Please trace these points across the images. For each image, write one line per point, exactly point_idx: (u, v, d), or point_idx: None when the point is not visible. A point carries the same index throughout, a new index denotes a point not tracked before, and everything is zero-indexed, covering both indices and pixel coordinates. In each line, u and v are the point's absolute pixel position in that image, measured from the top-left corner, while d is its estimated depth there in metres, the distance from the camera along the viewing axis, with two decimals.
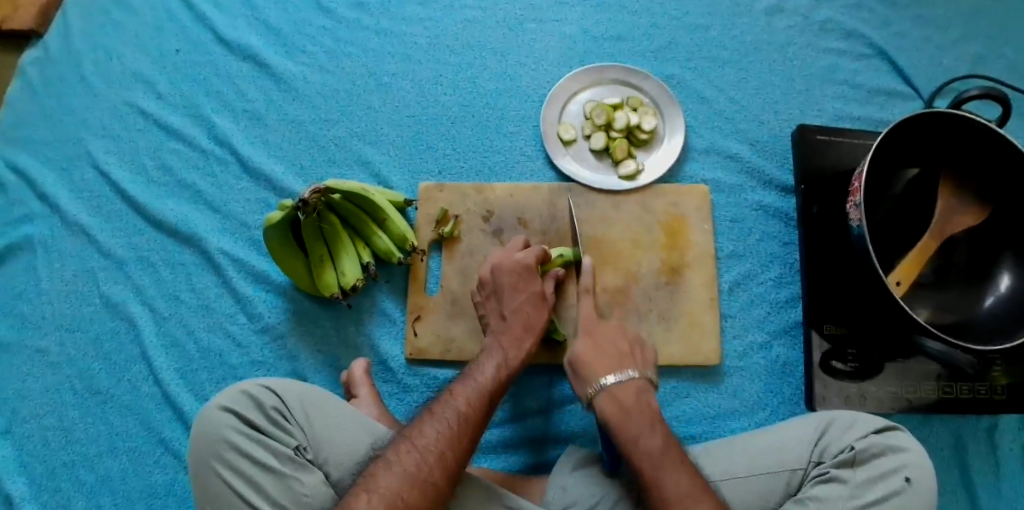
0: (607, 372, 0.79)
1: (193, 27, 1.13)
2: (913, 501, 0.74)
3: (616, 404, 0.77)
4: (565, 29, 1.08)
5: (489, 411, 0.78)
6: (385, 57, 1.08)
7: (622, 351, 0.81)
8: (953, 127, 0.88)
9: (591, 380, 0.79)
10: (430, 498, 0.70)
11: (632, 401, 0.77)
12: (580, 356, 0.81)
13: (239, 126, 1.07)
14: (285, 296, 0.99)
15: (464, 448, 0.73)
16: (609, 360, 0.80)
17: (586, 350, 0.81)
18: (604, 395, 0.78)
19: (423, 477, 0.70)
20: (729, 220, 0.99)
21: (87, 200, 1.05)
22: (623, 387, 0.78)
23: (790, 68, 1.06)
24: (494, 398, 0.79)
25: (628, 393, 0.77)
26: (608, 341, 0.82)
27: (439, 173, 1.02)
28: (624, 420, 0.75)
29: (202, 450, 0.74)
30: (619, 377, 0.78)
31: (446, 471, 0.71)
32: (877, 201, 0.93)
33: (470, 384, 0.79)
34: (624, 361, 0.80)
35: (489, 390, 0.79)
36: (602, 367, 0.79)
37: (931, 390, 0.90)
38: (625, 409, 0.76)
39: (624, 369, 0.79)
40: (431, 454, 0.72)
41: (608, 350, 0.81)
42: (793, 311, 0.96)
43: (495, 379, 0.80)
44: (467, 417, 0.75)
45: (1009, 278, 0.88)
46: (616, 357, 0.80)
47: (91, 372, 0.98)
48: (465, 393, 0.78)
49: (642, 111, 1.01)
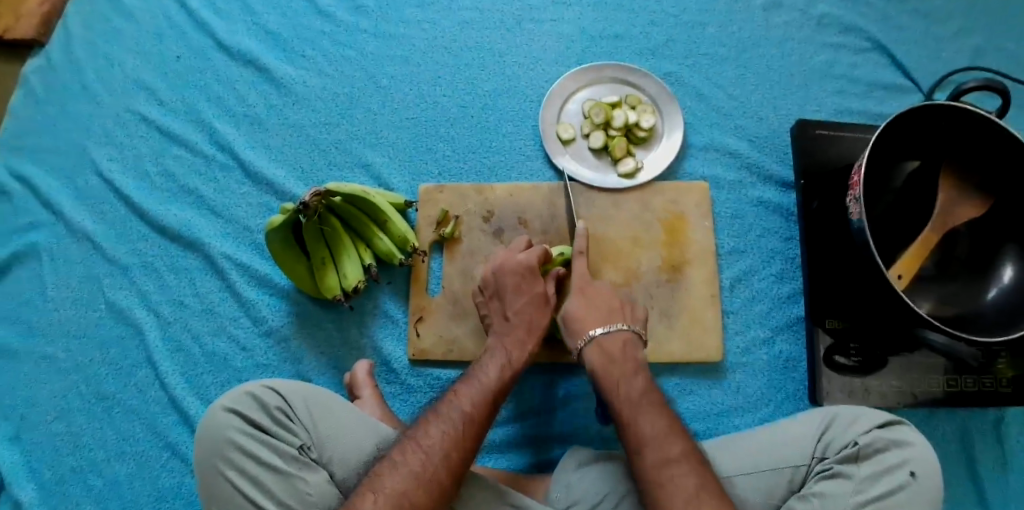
0: (596, 323, 0.82)
1: (193, 33, 1.14)
2: (918, 495, 0.74)
3: (602, 355, 0.79)
4: (563, 29, 1.08)
5: (493, 411, 0.77)
6: (384, 60, 1.09)
7: (613, 306, 0.84)
8: (952, 119, 0.87)
9: (580, 332, 0.81)
10: (435, 498, 0.70)
11: (619, 352, 0.79)
12: (572, 311, 0.83)
13: (240, 131, 1.08)
14: (287, 299, 0.99)
15: (469, 448, 0.73)
16: (599, 313, 0.83)
17: (579, 305, 0.84)
18: (592, 346, 0.80)
19: (428, 477, 0.70)
20: (730, 216, 0.99)
21: (91, 206, 1.06)
22: (611, 339, 0.80)
23: (788, 63, 1.06)
24: (498, 398, 0.78)
25: (615, 344, 0.80)
26: (601, 298, 0.84)
27: (440, 174, 1.02)
28: (609, 368, 0.78)
29: (208, 452, 0.75)
30: (607, 329, 0.81)
31: (451, 472, 0.71)
32: (877, 195, 0.93)
33: (474, 385, 0.79)
34: (614, 316, 0.82)
35: (493, 391, 0.78)
36: (591, 319, 0.82)
37: (935, 383, 0.91)
38: (611, 358, 0.79)
39: (613, 322, 0.82)
40: (436, 455, 0.71)
41: (599, 305, 0.84)
42: (794, 306, 0.96)
43: (499, 379, 0.79)
44: (472, 417, 0.75)
45: (1012, 270, 0.88)
46: (606, 311, 0.83)
47: (98, 377, 0.99)
48: (469, 393, 0.77)
49: (640, 109, 1.01)
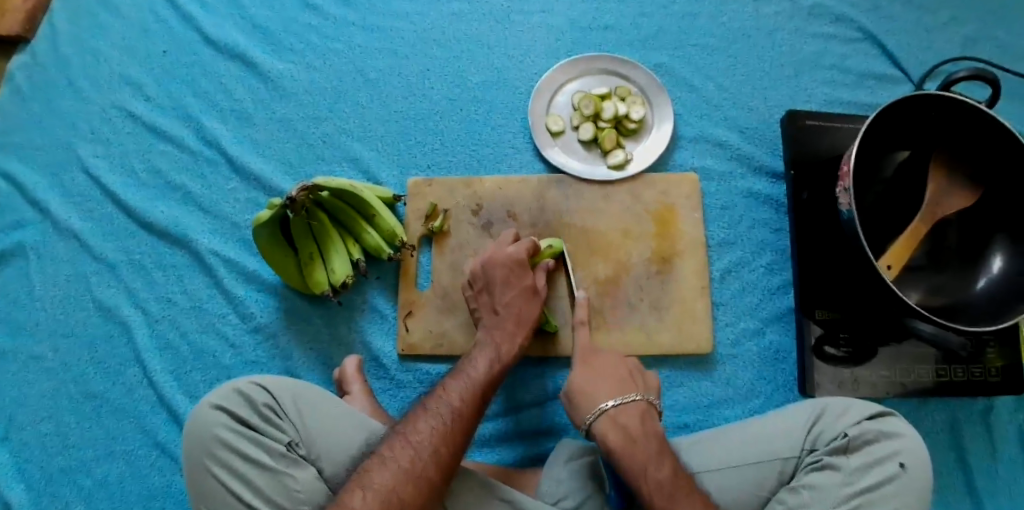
0: (607, 396, 0.78)
1: (179, 26, 1.11)
2: (908, 486, 0.74)
3: (619, 432, 0.75)
4: (552, 20, 1.07)
5: (482, 406, 0.78)
6: (371, 53, 1.07)
7: (621, 376, 0.81)
8: (942, 109, 0.87)
9: (591, 407, 0.78)
10: (424, 494, 0.69)
11: (635, 427, 0.75)
12: (580, 385, 0.80)
13: (227, 127, 1.06)
14: (276, 295, 0.99)
15: (458, 443, 0.73)
16: (608, 385, 0.79)
17: (585, 378, 0.81)
18: (605, 420, 0.76)
19: (417, 473, 0.70)
20: (720, 208, 0.99)
21: (77, 204, 1.05)
22: (625, 412, 0.77)
23: (779, 54, 1.06)
24: (487, 393, 0.79)
25: (631, 418, 0.76)
26: (608, 368, 0.82)
27: (429, 167, 1.02)
28: (630, 448, 0.74)
29: (195, 449, 0.75)
30: (619, 401, 0.77)
31: (441, 467, 0.71)
32: (866, 186, 0.93)
33: (463, 380, 0.79)
34: (624, 386, 0.79)
35: (482, 386, 0.79)
36: (601, 393, 0.79)
37: (925, 373, 0.91)
38: (631, 436, 0.75)
39: (625, 394, 0.79)
40: (425, 450, 0.71)
41: (607, 376, 0.81)
42: (784, 298, 0.96)
43: (487, 373, 0.80)
44: (460, 411, 0.75)
45: (1001, 260, 0.88)
46: (616, 383, 0.80)
47: (86, 376, 0.98)
48: (457, 388, 0.78)
49: (630, 100, 1.00)
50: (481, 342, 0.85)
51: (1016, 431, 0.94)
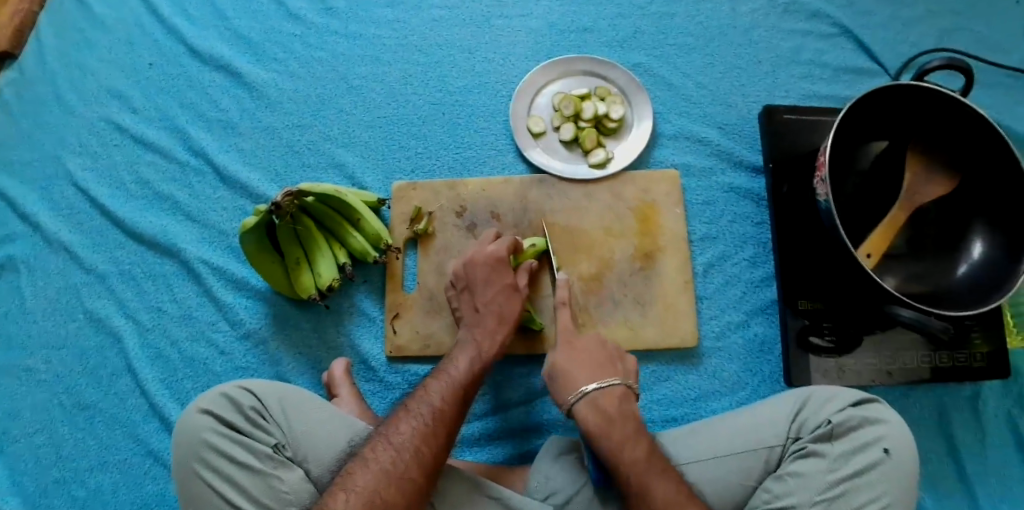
0: (588, 379, 0.79)
1: (164, 40, 1.13)
2: (893, 471, 0.73)
3: (598, 412, 0.76)
4: (531, 24, 1.09)
5: (464, 405, 0.79)
6: (354, 60, 1.09)
7: (602, 360, 0.82)
8: (917, 99, 0.88)
9: (571, 388, 0.79)
10: (408, 494, 0.70)
11: (614, 409, 0.77)
12: (561, 367, 0.81)
13: (214, 137, 1.07)
14: (264, 301, 0.99)
15: (440, 443, 0.74)
16: (589, 368, 0.80)
17: (566, 359, 0.82)
18: (585, 402, 0.77)
19: (400, 474, 0.70)
20: (702, 203, 1.00)
21: (67, 217, 1.06)
22: (606, 394, 0.78)
23: (756, 51, 1.07)
24: (469, 393, 0.80)
25: (610, 401, 0.77)
26: (589, 351, 0.83)
27: (413, 171, 1.03)
28: (608, 428, 0.75)
29: (183, 453, 0.75)
30: (600, 385, 0.78)
31: (424, 467, 0.72)
32: (843, 176, 0.94)
33: (444, 380, 0.80)
34: (605, 370, 0.80)
35: (463, 386, 0.79)
36: (582, 375, 0.80)
37: (910, 360, 0.91)
38: (609, 416, 0.76)
39: (605, 377, 0.80)
40: (407, 451, 0.72)
41: (588, 359, 0.82)
42: (768, 290, 0.97)
43: (469, 372, 0.81)
44: (441, 411, 0.76)
45: (981, 245, 0.89)
46: (596, 366, 0.81)
47: (78, 387, 0.98)
48: (439, 388, 0.79)
49: (610, 100, 1.02)
50: (464, 340, 0.86)
51: (1005, 416, 0.94)
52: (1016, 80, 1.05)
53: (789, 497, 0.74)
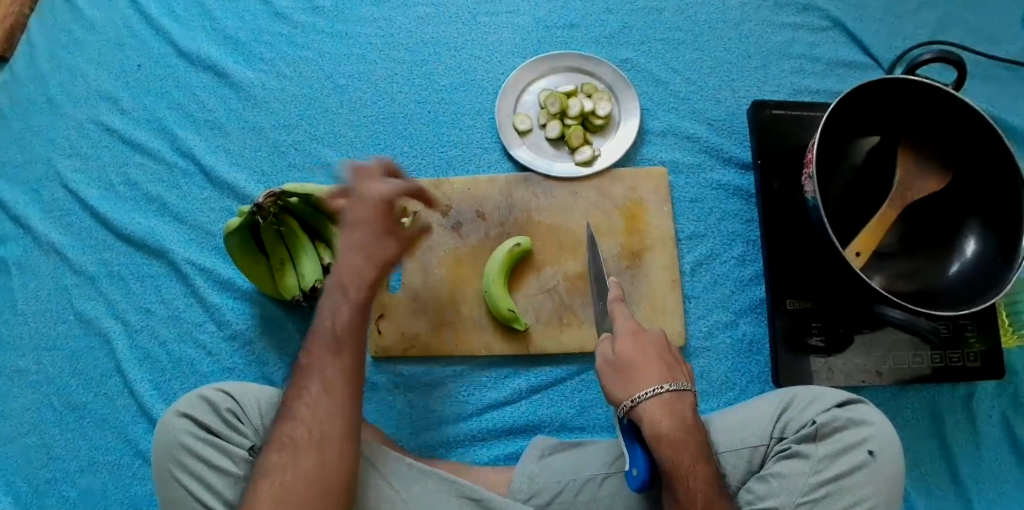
0: (658, 379, 0.70)
1: (153, 40, 1.12)
2: (877, 474, 0.72)
3: (672, 418, 0.68)
4: (518, 20, 1.08)
5: (342, 357, 0.72)
6: (340, 59, 1.08)
7: (670, 358, 0.72)
8: (908, 93, 0.86)
9: (638, 386, 0.69)
10: (293, 453, 0.68)
11: (687, 416, 0.69)
12: (622, 358, 0.71)
13: (200, 137, 1.07)
14: (251, 302, 0.99)
15: (320, 400, 0.70)
16: (660, 368, 0.71)
17: (633, 355, 0.71)
18: (656, 403, 0.69)
19: (285, 435, 0.69)
20: (690, 200, 0.99)
21: (57, 219, 1.05)
22: (679, 400, 0.70)
23: (746, 45, 1.06)
24: (343, 343, 0.73)
25: (684, 408, 0.70)
26: (657, 347, 0.72)
27: (398, 171, 1.03)
28: (683, 440, 0.68)
29: (160, 455, 0.75)
30: (672, 387, 0.69)
31: (306, 424, 0.69)
32: (831, 173, 0.91)
33: (321, 332, 0.74)
34: (674, 372, 0.71)
35: (339, 337, 0.73)
36: (649, 372, 0.70)
37: (901, 359, 0.90)
38: (685, 425, 0.69)
39: (676, 379, 0.71)
40: (285, 414, 0.70)
41: (655, 356, 0.72)
42: (757, 289, 0.96)
43: (342, 326, 0.73)
44: (319, 368, 0.72)
45: (975, 243, 0.86)
46: (664, 366, 0.71)
47: (68, 388, 0.98)
48: (315, 341, 0.73)
49: (596, 97, 1.01)
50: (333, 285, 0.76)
51: (1001, 416, 0.92)
52: (1012, 73, 1.03)
53: (770, 499, 0.72)
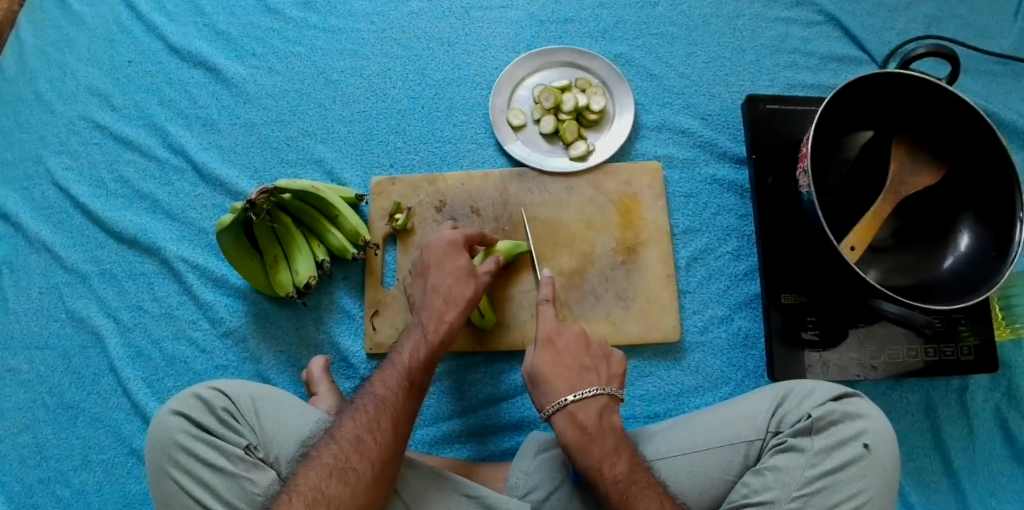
0: (566, 389, 0.77)
1: (143, 36, 1.11)
2: (874, 467, 0.72)
3: (575, 427, 0.75)
4: (511, 15, 1.08)
5: (411, 398, 0.76)
6: (333, 54, 1.08)
7: (586, 362, 0.80)
8: (902, 87, 0.85)
9: (548, 399, 0.77)
10: (353, 485, 0.68)
11: (592, 422, 0.75)
12: (537, 368, 0.79)
13: (192, 133, 1.06)
14: (244, 299, 0.98)
15: (382, 433, 0.71)
16: (569, 378, 0.78)
17: (547, 364, 0.79)
18: (563, 414, 0.75)
19: (347, 466, 0.69)
20: (685, 195, 0.99)
21: (48, 216, 1.04)
22: (585, 407, 0.76)
23: (739, 40, 1.05)
24: (417, 385, 0.77)
25: (589, 413, 0.75)
26: (570, 355, 0.80)
27: (392, 166, 1.02)
28: (587, 443, 0.73)
29: (155, 455, 0.74)
30: (579, 396, 0.76)
31: (369, 458, 0.70)
32: (826, 168, 0.91)
33: (393, 370, 0.77)
34: (583, 377, 0.78)
35: (413, 377, 0.77)
36: (561, 382, 0.78)
37: (897, 354, 0.90)
38: (587, 430, 0.74)
39: (585, 386, 0.77)
40: (346, 441, 0.71)
41: (568, 365, 0.79)
42: (752, 283, 0.96)
43: (414, 361, 0.78)
44: (385, 401, 0.74)
45: (968, 238, 0.87)
46: (574, 373, 0.78)
47: (61, 387, 0.97)
48: (387, 377, 0.76)
49: (590, 92, 1.00)
50: (415, 326, 0.82)
51: (994, 410, 0.92)
52: (1004, 68, 1.03)
53: (766, 493, 0.72)
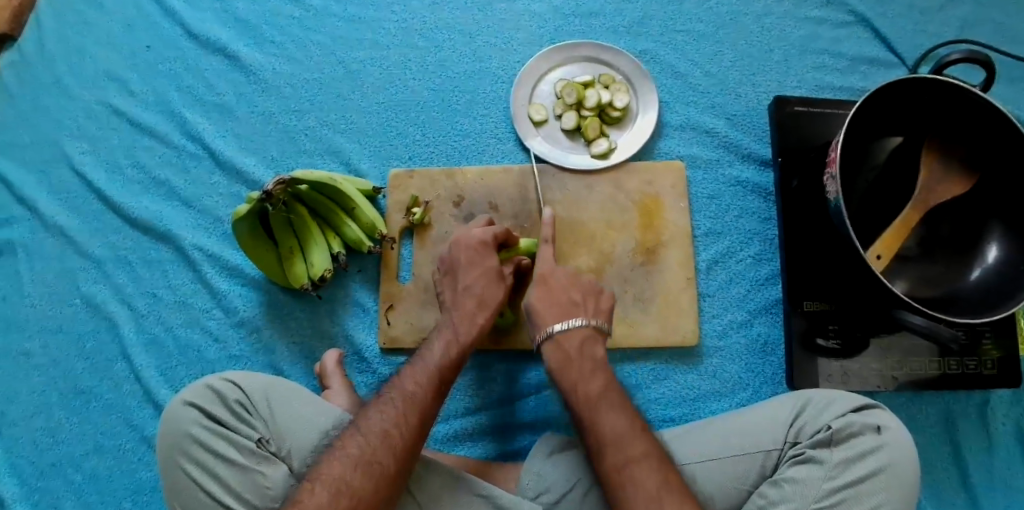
0: (553, 321, 0.80)
1: (163, 21, 1.09)
2: (896, 482, 0.70)
3: (559, 354, 0.78)
4: (535, 7, 1.06)
5: (439, 394, 0.75)
6: (353, 43, 1.06)
7: (578, 296, 0.81)
8: (935, 93, 0.83)
9: (538, 329, 0.80)
10: (377, 479, 0.67)
11: (574, 350, 0.77)
12: (531, 304, 0.82)
13: (210, 121, 1.05)
14: (259, 289, 0.98)
15: (407, 428, 0.71)
16: (556, 312, 0.80)
17: (538, 299, 0.82)
18: (550, 343, 0.79)
19: (370, 460, 0.68)
20: (707, 196, 0.97)
21: (64, 201, 1.03)
22: (569, 336, 0.78)
23: (767, 39, 1.03)
24: (445, 382, 0.76)
25: (572, 341, 0.78)
26: (562, 289, 0.82)
27: (410, 159, 1.01)
28: (565, 368, 0.76)
29: (168, 446, 0.74)
30: (564, 326, 0.79)
31: (394, 452, 0.69)
32: (855, 174, 0.90)
33: (421, 365, 0.77)
34: (570, 311, 0.80)
35: (442, 373, 0.77)
36: (550, 316, 0.80)
37: (919, 365, 0.88)
38: (569, 356, 0.77)
39: (571, 319, 0.79)
40: (372, 434, 0.70)
41: (559, 301, 0.81)
42: (773, 289, 0.94)
43: (445, 360, 0.78)
44: (412, 396, 0.73)
45: (997, 249, 0.85)
46: (564, 306, 0.81)
47: (75, 372, 0.97)
48: (416, 374, 0.76)
49: (614, 88, 0.98)
50: (443, 324, 0.83)
51: (1014, 424, 0.90)
52: None
53: (784, 505, 0.71)
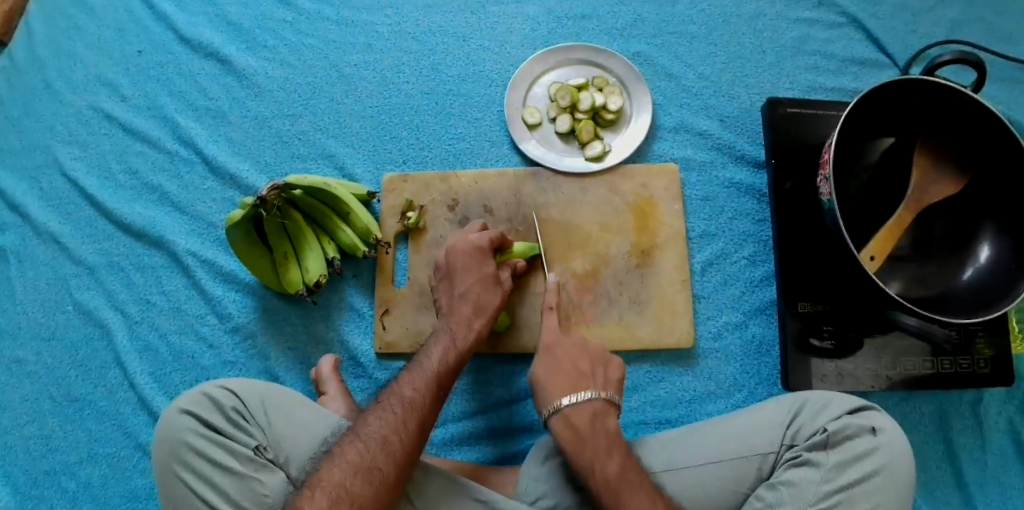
0: (561, 394, 0.77)
1: (154, 25, 1.09)
2: (892, 484, 0.71)
3: (569, 428, 0.74)
4: (529, 10, 1.06)
5: (437, 399, 0.75)
6: (346, 47, 1.06)
7: (586, 367, 0.79)
8: (926, 94, 0.83)
9: (545, 404, 0.77)
10: (377, 485, 0.67)
11: (586, 424, 0.74)
12: (537, 377, 0.80)
13: (203, 126, 1.04)
14: (254, 295, 0.97)
15: (406, 433, 0.71)
16: (564, 381, 0.77)
17: (546, 373, 0.79)
18: (559, 419, 0.75)
19: (370, 466, 0.68)
20: (701, 198, 0.98)
21: (56, 207, 1.03)
22: (579, 410, 0.75)
23: (760, 40, 1.03)
24: (443, 387, 0.76)
25: (582, 416, 0.75)
26: (568, 360, 0.80)
27: (404, 163, 1.01)
28: (578, 446, 0.73)
29: (164, 454, 0.74)
30: (573, 400, 0.76)
31: (393, 458, 0.69)
32: (847, 176, 0.91)
33: (419, 370, 0.77)
34: (579, 384, 0.77)
35: (441, 377, 0.76)
36: (556, 388, 0.77)
37: (913, 365, 0.89)
38: (580, 432, 0.74)
39: (580, 391, 0.77)
40: (371, 439, 0.70)
41: (567, 374, 0.78)
42: (767, 290, 0.94)
43: (443, 366, 0.77)
44: (410, 402, 0.73)
45: (988, 249, 0.85)
46: (572, 378, 0.78)
47: (68, 380, 0.97)
48: (414, 380, 0.75)
49: (608, 90, 0.98)
50: (440, 329, 0.83)
51: (1007, 422, 0.91)
52: None
53: (780, 508, 0.71)
